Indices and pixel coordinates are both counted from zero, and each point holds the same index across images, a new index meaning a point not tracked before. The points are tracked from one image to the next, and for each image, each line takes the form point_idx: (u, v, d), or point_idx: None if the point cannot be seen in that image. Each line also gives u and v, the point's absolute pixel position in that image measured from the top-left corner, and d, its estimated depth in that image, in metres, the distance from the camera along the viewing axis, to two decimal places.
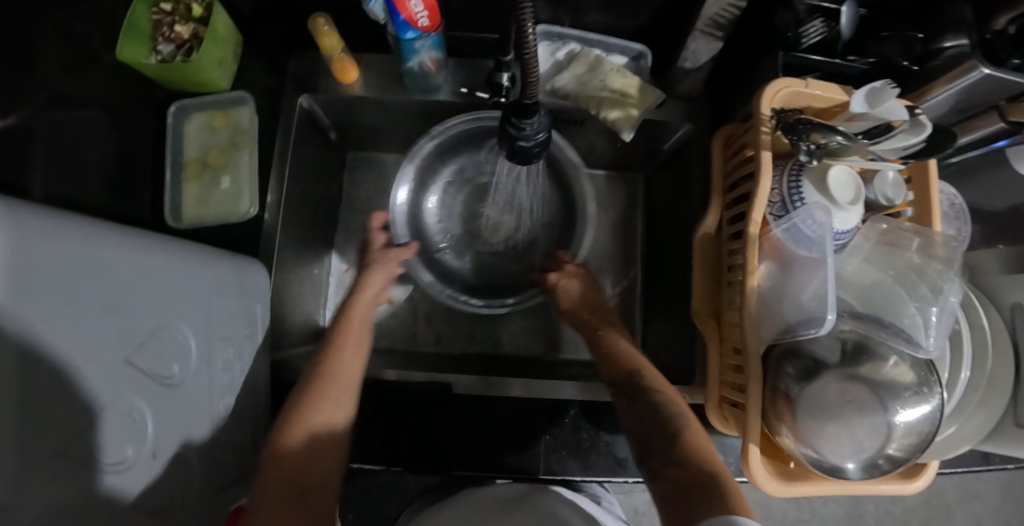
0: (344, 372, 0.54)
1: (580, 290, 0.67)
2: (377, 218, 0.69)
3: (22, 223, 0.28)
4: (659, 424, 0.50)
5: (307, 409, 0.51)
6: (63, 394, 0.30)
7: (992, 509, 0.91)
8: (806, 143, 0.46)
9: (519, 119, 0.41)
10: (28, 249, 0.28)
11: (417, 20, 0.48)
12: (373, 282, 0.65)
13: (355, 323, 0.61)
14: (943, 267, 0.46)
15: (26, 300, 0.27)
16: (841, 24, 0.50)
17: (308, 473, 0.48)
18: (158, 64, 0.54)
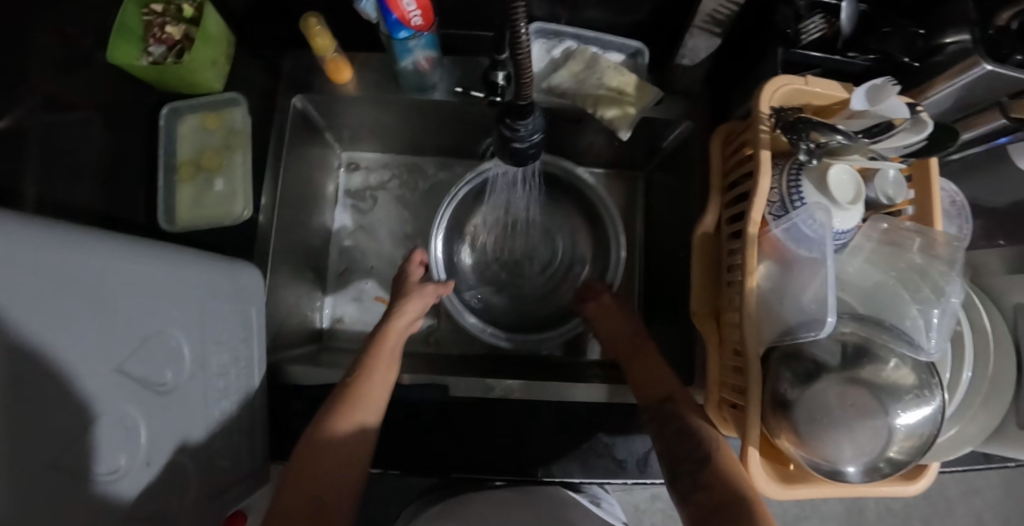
0: (364, 405, 0.52)
1: (612, 319, 0.66)
2: (417, 254, 0.69)
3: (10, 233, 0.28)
4: (689, 447, 0.51)
5: (319, 444, 0.50)
6: (55, 404, 0.30)
7: (994, 504, 0.91)
8: (806, 142, 0.46)
9: (513, 120, 0.40)
10: (11, 261, 0.27)
11: (410, 19, 0.48)
12: (408, 312, 0.64)
13: (386, 351, 0.59)
14: (946, 268, 0.46)
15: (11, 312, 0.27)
16: (842, 20, 0.50)
17: (326, 496, 0.49)
18: (149, 65, 0.54)
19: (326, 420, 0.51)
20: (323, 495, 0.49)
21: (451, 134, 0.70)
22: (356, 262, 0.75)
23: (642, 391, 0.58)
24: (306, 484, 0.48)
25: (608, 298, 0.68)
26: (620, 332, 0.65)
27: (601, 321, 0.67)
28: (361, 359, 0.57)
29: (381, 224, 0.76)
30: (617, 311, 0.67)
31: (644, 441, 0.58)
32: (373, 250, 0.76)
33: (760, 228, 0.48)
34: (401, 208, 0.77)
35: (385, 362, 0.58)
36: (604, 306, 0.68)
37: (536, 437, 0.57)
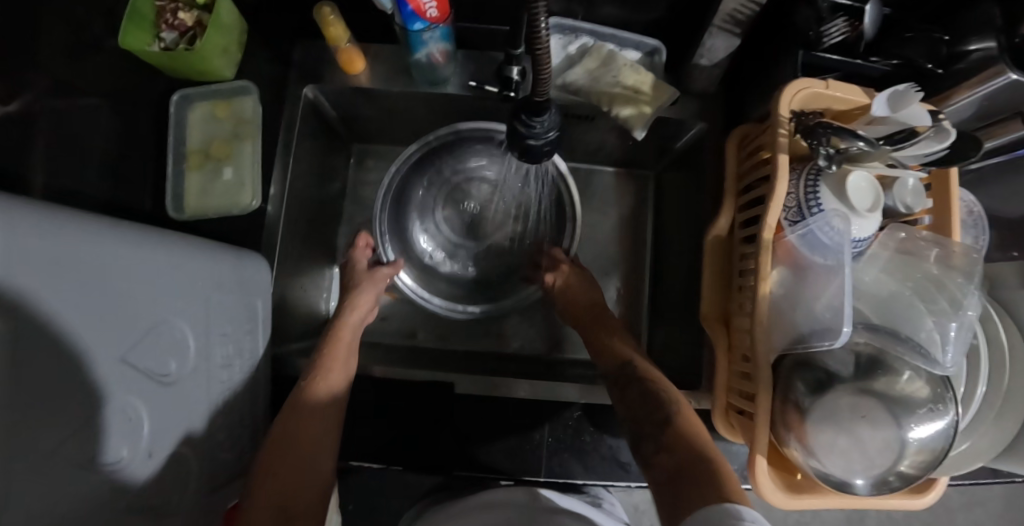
0: (320, 394, 0.52)
1: (571, 290, 0.66)
2: (362, 238, 0.68)
3: (15, 220, 0.27)
4: (647, 412, 0.51)
5: (296, 415, 0.51)
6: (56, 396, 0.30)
7: (994, 515, 0.90)
8: (825, 147, 0.45)
9: (529, 116, 0.39)
10: (16, 249, 0.27)
11: (425, 11, 0.47)
12: (366, 298, 0.64)
13: (342, 342, 0.58)
14: (964, 280, 0.45)
15: (15, 300, 0.27)
16: (864, 23, 0.48)
17: (294, 502, 0.47)
18: (160, 51, 0.53)
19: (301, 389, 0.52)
20: (291, 500, 0.46)
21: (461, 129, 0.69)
22: None
23: (603, 362, 0.59)
24: (270, 491, 0.46)
25: (574, 270, 0.67)
26: (580, 307, 0.65)
27: (567, 294, 0.66)
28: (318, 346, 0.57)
29: None
30: (584, 288, 0.66)
31: None
32: None
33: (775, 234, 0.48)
34: None
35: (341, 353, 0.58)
36: (573, 281, 0.67)
37: (538, 437, 0.57)
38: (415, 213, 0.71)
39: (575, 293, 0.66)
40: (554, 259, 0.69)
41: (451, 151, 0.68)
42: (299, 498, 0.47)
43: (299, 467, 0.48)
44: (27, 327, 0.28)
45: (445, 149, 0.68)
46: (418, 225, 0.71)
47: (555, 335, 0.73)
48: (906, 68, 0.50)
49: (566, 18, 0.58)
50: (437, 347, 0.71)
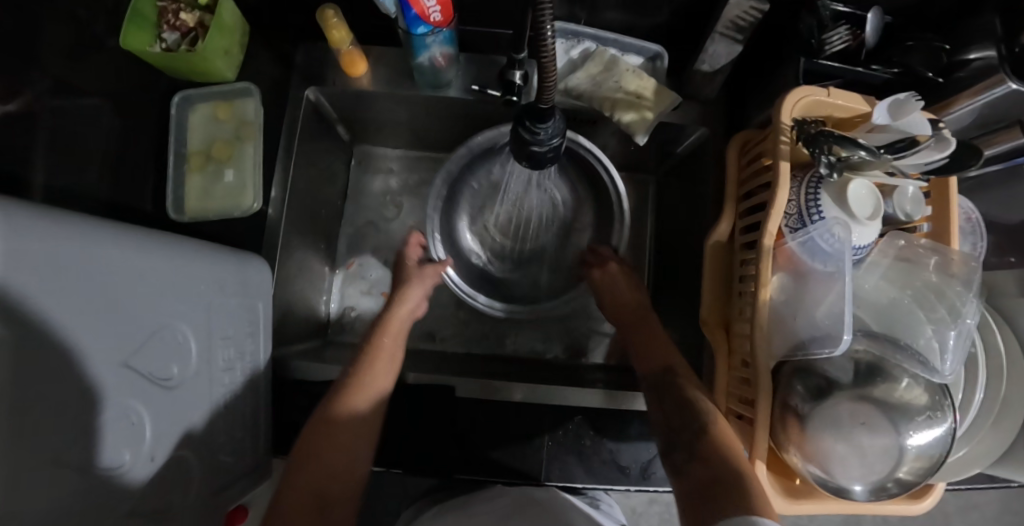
0: (362, 400, 0.53)
1: (614, 289, 0.66)
2: (414, 236, 0.70)
3: (17, 224, 0.27)
4: (686, 423, 0.50)
5: (328, 424, 0.51)
6: (55, 401, 0.30)
7: (991, 519, 0.91)
8: (825, 155, 0.45)
9: (533, 123, 0.39)
10: (20, 252, 0.27)
11: (429, 15, 0.47)
12: (409, 300, 0.65)
13: (389, 339, 0.60)
14: (963, 288, 0.45)
15: (16, 304, 0.27)
16: (866, 31, 0.49)
17: (332, 486, 0.50)
18: (161, 52, 0.53)
19: (339, 397, 0.53)
20: (328, 487, 0.50)
21: (463, 131, 0.69)
22: (363, 256, 0.74)
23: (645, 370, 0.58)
24: (309, 477, 0.49)
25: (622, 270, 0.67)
26: (623, 316, 0.65)
27: (611, 291, 0.66)
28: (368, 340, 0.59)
29: (390, 219, 0.75)
30: (627, 287, 0.66)
31: (648, 449, 0.58)
32: (380, 245, 0.75)
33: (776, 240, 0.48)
34: (409, 205, 0.76)
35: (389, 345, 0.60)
36: (615, 279, 0.67)
37: (538, 440, 0.57)
38: (463, 214, 0.72)
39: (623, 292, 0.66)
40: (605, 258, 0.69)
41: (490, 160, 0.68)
42: (335, 485, 0.50)
43: (337, 462, 0.50)
44: (26, 332, 0.28)
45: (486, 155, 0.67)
46: (465, 225, 0.73)
47: (557, 338, 0.74)
48: (908, 77, 0.50)
49: (570, 23, 0.58)
50: (436, 350, 0.72)
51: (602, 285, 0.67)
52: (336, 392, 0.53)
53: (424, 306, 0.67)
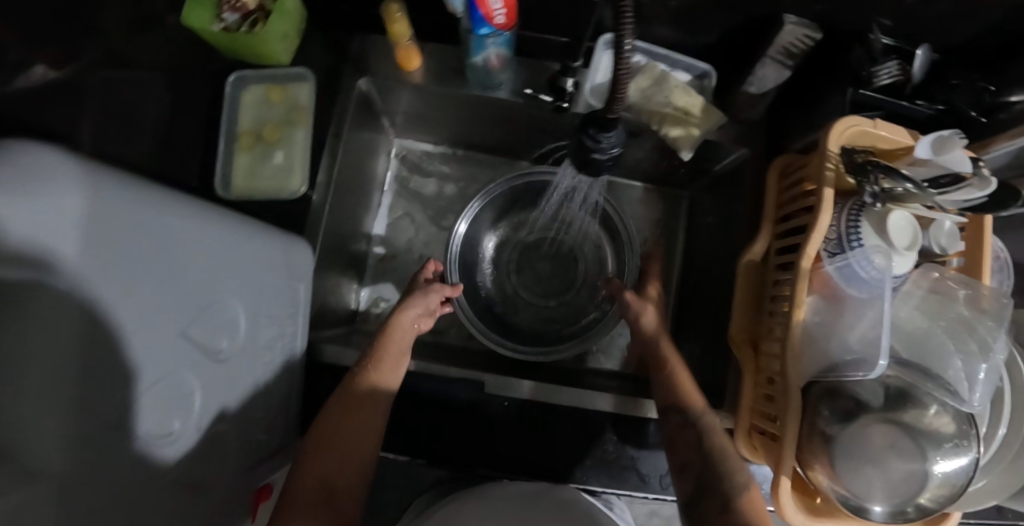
0: (372, 386, 0.52)
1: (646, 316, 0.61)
2: (430, 264, 0.64)
3: (94, 182, 0.29)
4: (726, 473, 0.48)
5: (344, 401, 0.51)
6: (114, 361, 0.30)
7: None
8: (871, 185, 0.47)
9: (597, 131, 0.41)
10: (93, 218, 0.28)
11: (493, 17, 0.48)
12: (409, 326, 0.58)
13: (394, 346, 0.55)
14: (995, 324, 0.45)
15: (86, 266, 0.28)
16: (914, 68, 0.51)
17: (339, 480, 0.49)
18: (221, 32, 0.54)
19: (354, 380, 0.53)
20: (334, 477, 0.49)
21: (504, 135, 0.69)
22: (394, 248, 0.75)
23: (682, 399, 0.54)
24: (316, 466, 0.49)
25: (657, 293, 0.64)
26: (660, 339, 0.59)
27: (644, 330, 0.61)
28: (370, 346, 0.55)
29: (423, 213, 0.76)
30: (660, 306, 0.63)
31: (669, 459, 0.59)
32: (412, 238, 0.75)
33: (812, 262, 0.50)
34: (442, 202, 0.77)
35: (394, 353, 0.55)
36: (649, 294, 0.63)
37: (559, 442, 0.58)
38: (486, 242, 0.74)
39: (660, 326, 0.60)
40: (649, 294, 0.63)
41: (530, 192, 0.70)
42: (343, 477, 0.49)
43: (346, 450, 0.50)
44: (93, 293, 0.28)
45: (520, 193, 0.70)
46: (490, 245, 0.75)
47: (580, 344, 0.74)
48: (950, 115, 0.51)
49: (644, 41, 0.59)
50: (460, 345, 0.73)
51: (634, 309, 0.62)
52: (341, 391, 0.52)
53: (427, 323, 0.60)
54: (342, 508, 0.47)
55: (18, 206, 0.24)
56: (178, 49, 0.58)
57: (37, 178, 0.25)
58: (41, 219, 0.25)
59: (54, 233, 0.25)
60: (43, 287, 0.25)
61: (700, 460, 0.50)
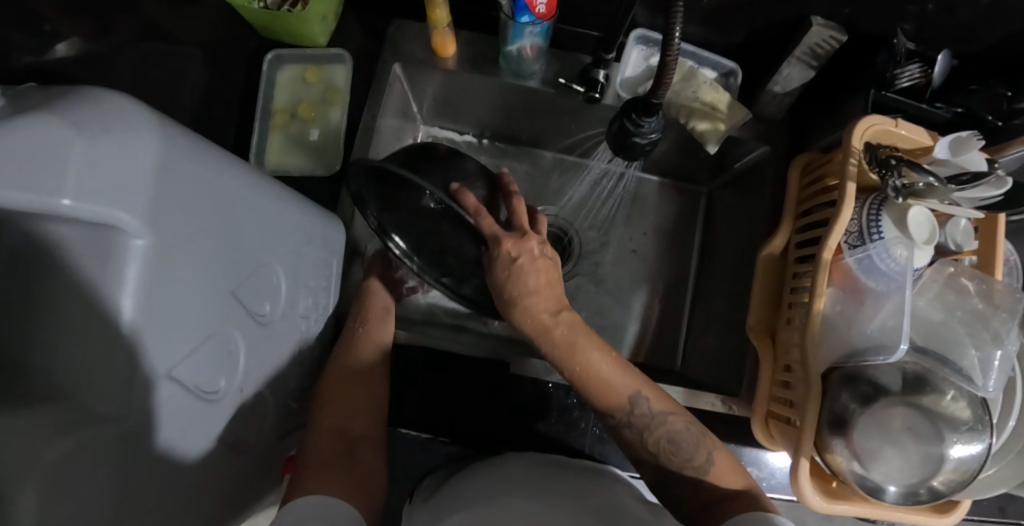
0: (374, 345, 0.55)
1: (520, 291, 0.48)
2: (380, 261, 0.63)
3: (168, 137, 0.30)
4: (683, 462, 0.47)
5: (350, 367, 0.52)
6: (173, 312, 0.32)
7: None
8: (896, 180, 0.49)
9: (640, 116, 0.42)
10: (167, 171, 0.30)
11: (534, 6, 0.49)
12: (384, 291, 0.60)
13: (373, 312, 0.57)
14: (1008, 317, 0.47)
15: (157, 219, 0.29)
16: (935, 71, 0.53)
17: (354, 429, 0.49)
18: (262, 10, 0.55)
19: (347, 351, 0.54)
20: (349, 427, 0.49)
21: (529, 124, 0.69)
22: None
23: (606, 407, 0.49)
24: (328, 416, 0.48)
25: (546, 266, 0.49)
26: (548, 326, 0.48)
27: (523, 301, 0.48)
28: (349, 316, 0.57)
29: None
30: (545, 287, 0.49)
31: None
32: None
33: (833, 254, 0.51)
34: None
35: (376, 321, 0.57)
36: (524, 278, 0.48)
37: (582, 425, 0.58)
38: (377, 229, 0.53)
39: (537, 312, 0.48)
40: (505, 284, 0.48)
41: (430, 155, 0.53)
42: (355, 424, 0.49)
43: (367, 410, 0.51)
44: (165, 246, 0.30)
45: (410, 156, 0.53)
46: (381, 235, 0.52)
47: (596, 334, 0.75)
48: (967, 118, 0.54)
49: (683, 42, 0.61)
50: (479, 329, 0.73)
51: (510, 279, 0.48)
52: (345, 350, 0.54)
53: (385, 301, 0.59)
54: (362, 456, 0.47)
55: (98, 150, 0.25)
56: (223, 29, 0.60)
57: (121, 127, 0.27)
58: (122, 162, 0.26)
59: (133, 181, 0.27)
60: (116, 231, 0.27)
61: (654, 459, 0.49)
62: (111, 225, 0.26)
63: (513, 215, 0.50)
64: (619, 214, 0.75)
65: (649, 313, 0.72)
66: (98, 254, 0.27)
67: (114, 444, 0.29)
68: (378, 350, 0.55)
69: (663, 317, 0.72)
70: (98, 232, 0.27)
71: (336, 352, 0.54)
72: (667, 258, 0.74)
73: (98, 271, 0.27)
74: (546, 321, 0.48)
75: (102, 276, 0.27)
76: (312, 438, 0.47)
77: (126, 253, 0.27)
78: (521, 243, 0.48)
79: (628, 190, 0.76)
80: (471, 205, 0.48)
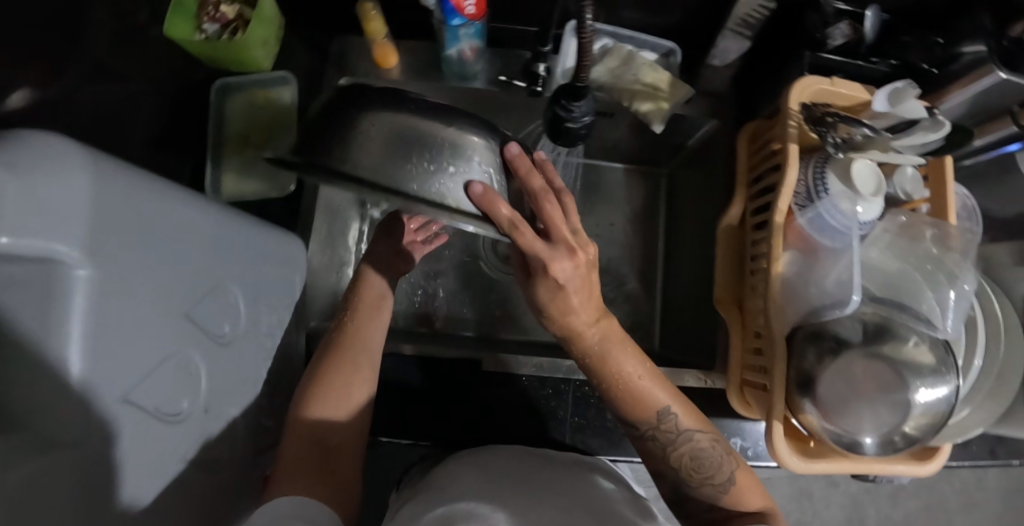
0: (364, 344, 0.51)
1: (563, 305, 0.42)
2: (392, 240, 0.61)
3: (102, 165, 0.30)
4: (704, 479, 0.47)
5: (337, 364, 0.49)
6: (126, 338, 0.32)
7: (994, 522, 0.90)
8: (833, 135, 0.50)
9: (569, 100, 0.44)
10: (104, 199, 0.30)
11: (464, 7, 0.51)
12: (378, 277, 0.58)
13: (365, 311, 0.54)
14: (960, 258, 0.49)
15: (95, 248, 0.29)
16: (865, 27, 0.53)
17: (333, 436, 0.45)
18: (202, 42, 0.57)
19: (329, 356, 0.50)
20: (328, 435, 0.45)
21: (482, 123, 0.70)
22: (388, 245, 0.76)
23: (634, 420, 0.48)
24: (306, 422, 0.45)
25: (590, 276, 0.42)
26: (586, 335, 0.45)
27: (565, 314, 0.43)
28: (343, 314, 0.54)
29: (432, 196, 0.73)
30: (586, 300, 0.43)
31: None
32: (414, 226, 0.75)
33: (786, 218, 0.51)
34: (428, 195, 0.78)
35: (370, 323, 0.54)
36: (566, 297, 0.42)
37: (561, 415, 0.58)
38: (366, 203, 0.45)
39: (580, 328, 0.44)
40: (546, 304, 0.43)
41: (418, 145, 0.38)
42: (335, 431, 0.45)
43: (347, 413, 0.47)
44: (109, 272, 0.30)
45: (389, 148, 0.37)
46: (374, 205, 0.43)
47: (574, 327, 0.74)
48: (903, 68, 0.55)
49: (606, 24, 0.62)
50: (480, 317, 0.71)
51: (552, 298, 0.42)
52: (332, 348, 0.50)
53: (381, 291, 0.57)
54: (338, 460, 0.44)
55: (29, 184, 0.25)
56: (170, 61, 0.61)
57: (49, 161, 0.27)
58: (52, 194, 0.26)
59: (69, 210, 0.27)
60: (55, 263, 0.27)
61: (675, 472, 0.49)
62: (51, 259, 0.26)
63: (548, 223, 0.40)
64: (582, 203, 0.75)
65: (622, 298, 0.72)
66: (37, 288, 0.27)
67: (75, 470, 0.29)
68: (373, 347, 0.52)
69: (637, 301, 0.72)
70: (36, 266, 0.27)
71: (320, 350, 0.51)
72: (634, 241, 0.75)
73: (34, 306, 0.27)
74: (586, 334, 0.45)
75: (43, 308, 0.27)
76: (286, 447, 0.43)
77: (69, 283, 0.27)
78: (569, 264, 0.40)
79: (589, 178, 0.76)
80: (504, 219, 0.38)
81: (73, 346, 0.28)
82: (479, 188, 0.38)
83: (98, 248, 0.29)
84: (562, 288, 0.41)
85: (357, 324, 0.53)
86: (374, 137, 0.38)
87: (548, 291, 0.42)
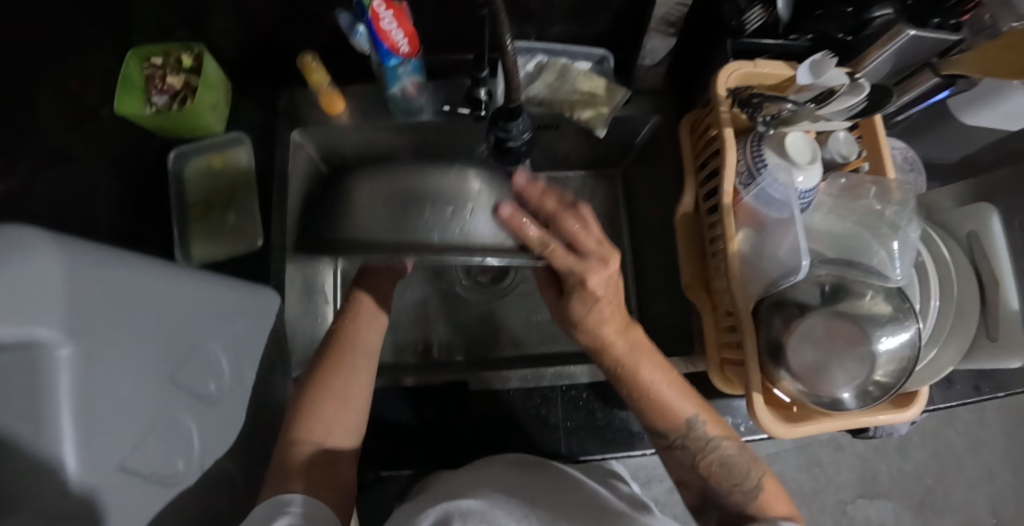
0: (360, 348, 0.51)
1: (597, 315, 0.46)
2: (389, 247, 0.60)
3: (71, 246, 0.31)
4: (734, 487, 0.46)
5: (331, 373, 0.49)
6: (114, 409, 0.33)
7: (1002, 458, 0.91)
8: (761, 115, 0.53)
9: (506, 121, 0.47)
10: (77, 278, 0.30)
11: (399, 47, 0.53)
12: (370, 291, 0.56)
13: (362, 317, 0.54)
14: (901, 208, 0.51)
15: (77, 324, 0.29)
16: (778, 8, 0.56)
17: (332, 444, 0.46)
18: (152, 116, 0.59)
19: (326, 366, 0.50)
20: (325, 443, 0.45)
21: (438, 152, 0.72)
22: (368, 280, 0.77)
23: (663, 428, 0.48)
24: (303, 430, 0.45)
25: (616, 286, 0.45)
26: (615, 345, 0.48)
27: (599, 323, 0.47)
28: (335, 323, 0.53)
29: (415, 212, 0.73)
30: (615, 308, 0.47)
31: None
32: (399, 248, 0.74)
33: (734, 198, 0.53)
34: None
35: (365, 328, 0.53)
36: (600, 307, 0.46)
37: (554, 420, 0.59)
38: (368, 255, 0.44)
39: (611, 337, 0.47)
40: (580, 317, 0.47)
41: (419, 200, 0.37)
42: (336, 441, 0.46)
43: (343, 423, 0.47)
44: (92, 348, 0.31)
45: (378, 206, 0.38)
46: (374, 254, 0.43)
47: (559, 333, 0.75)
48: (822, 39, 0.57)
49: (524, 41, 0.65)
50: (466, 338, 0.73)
51: (584, 309, 0.46)
52: (326, 356, 0.50)
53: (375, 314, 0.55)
54: (337, 470, 0.44)
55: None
56: None
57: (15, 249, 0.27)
58: (23, 281, 0.27)
59: (47, 294, 0.28)
60: (36, 346, 0.27)
61: (703, 481, 0.48)
62: (33, 342, 0.27)
63: (573, 237, 0.41)
64: None
65: None
66: (18, 371, 0.27)
67: None
68: (370, 351, 0.51)
69: None
70: (18, 350, 0.27)
71: (315, 358, 0.51)
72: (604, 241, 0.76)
73: (18, 390, 0.27)
74: (614, 344, 0.48)
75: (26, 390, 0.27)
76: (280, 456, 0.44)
77: (52, 364, 0.28)
78: (602, 274, 0.42)
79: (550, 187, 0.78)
80: (535, 238, 0.38)
81: (65, 425, 0.28)
82: (506, 210, 0.37)
83: (79, 326, 0.30)
84: (596, 299, 0.45)
85: (354, 331, 0.52)
86: (377, 202, 0.38)
87: (584, 301, 0.45)
